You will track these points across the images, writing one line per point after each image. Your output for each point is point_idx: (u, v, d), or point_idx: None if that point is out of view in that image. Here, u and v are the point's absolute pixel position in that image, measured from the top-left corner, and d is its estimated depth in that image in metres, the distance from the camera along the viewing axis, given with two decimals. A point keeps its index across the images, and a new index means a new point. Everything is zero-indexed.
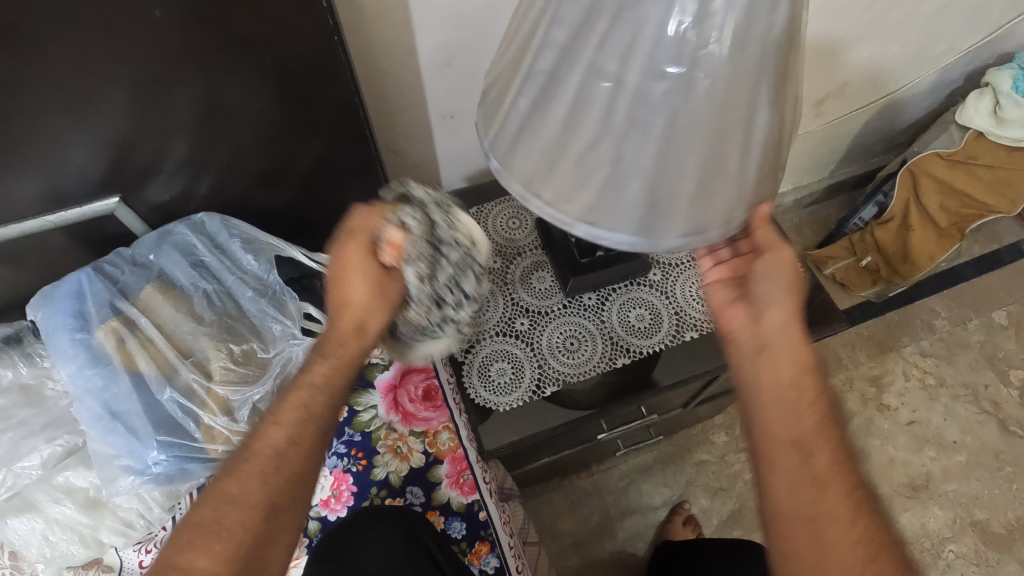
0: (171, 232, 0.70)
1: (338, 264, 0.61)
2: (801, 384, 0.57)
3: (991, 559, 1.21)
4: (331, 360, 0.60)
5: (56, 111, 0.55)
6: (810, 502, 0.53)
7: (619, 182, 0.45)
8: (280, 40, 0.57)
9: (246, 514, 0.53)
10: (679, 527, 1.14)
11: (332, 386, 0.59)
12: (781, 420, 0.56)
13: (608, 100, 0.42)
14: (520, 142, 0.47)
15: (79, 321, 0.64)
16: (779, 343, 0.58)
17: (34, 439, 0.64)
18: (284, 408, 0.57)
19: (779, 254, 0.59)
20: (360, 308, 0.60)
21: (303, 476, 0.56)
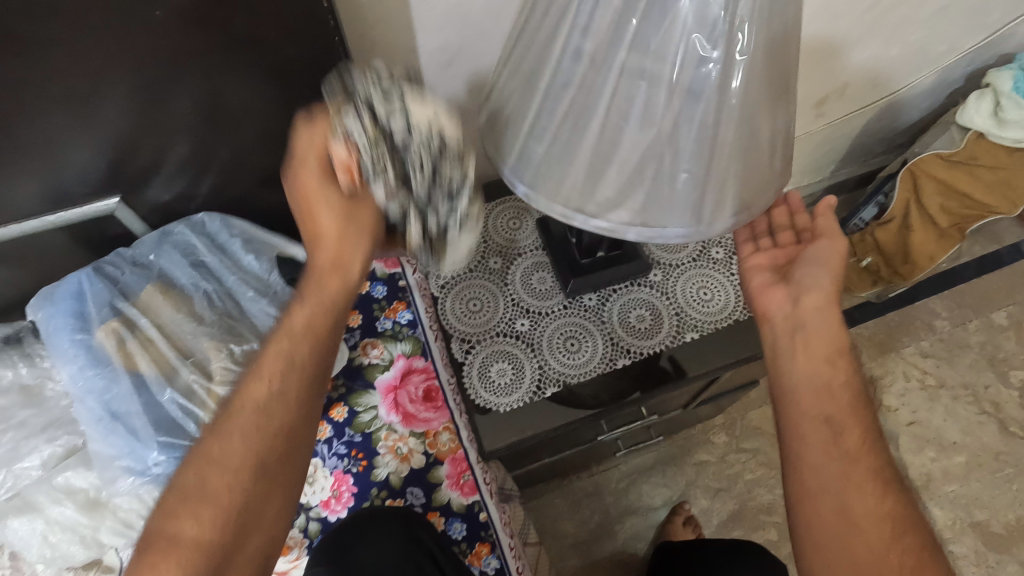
0: (171, 232, 0.72)
1: (302, 198, 0.58)
2: (834, 366, 0.62)
3: (991, 559, 1.21)
4: (310, 301, 0.60)
5: (58, 112, 0.55)
6: (838, 477, 0.58)
7: (668, 180, 0.47)
8: (282, 39, 0.57)
9: (232, 473, 0.56)
10: (680, 527, 1.14)
11: (312, 336, 0.60)
12: (812, 399, 0.61)
13: (642, 109, 0.43)
14: (554, 162, 0.49)
15: (79, 322, 0.65)
16: (818, 322, 0.64)
17: (34, 439, 0.65)
18: (263, 364, 0.59)
19: (829, 245, 0.67)
20: (333, 238, 0.58)
21: (285, 431, 0.58)
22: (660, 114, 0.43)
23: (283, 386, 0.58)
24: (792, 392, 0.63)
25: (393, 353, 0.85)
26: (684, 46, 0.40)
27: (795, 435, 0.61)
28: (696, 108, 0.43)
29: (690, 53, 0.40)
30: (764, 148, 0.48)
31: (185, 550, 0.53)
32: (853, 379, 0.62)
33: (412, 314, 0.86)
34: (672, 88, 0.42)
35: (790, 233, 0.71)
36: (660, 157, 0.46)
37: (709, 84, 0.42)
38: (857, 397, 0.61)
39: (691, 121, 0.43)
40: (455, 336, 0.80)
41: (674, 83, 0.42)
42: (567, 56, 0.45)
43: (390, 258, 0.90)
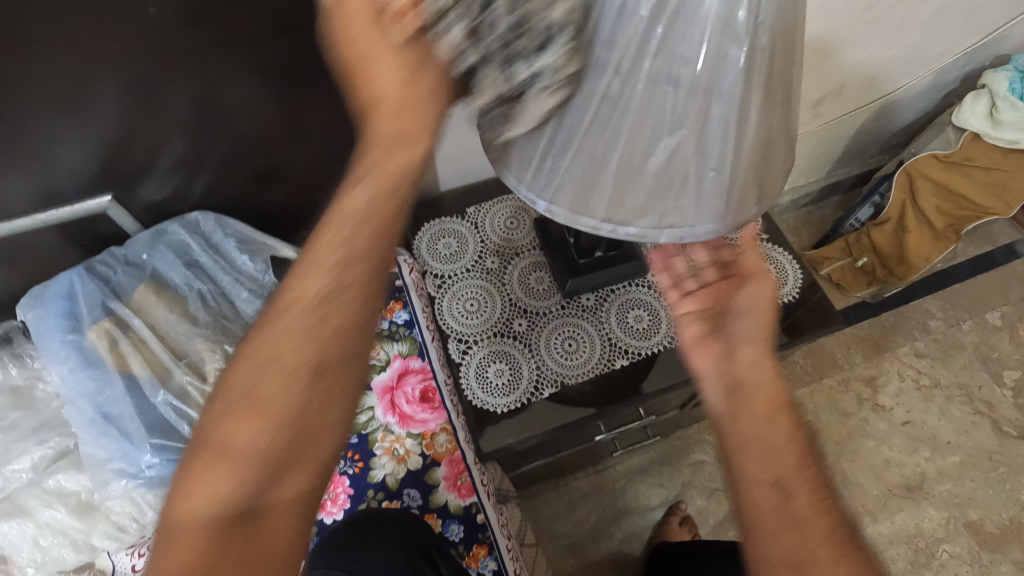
0: (165, 231, 0.70)
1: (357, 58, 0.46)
2: (778, 420, 0.53)
3: (985, 559, 1.21)
4: (370, 179, 0.45)
5: (49, 109, 0.54)
6: (791, 549, 0.48)
7: (695, 182, 0.45)
8: (277, 36, 0.56)
9: (288, 377, 0.44)
10: (676, 526, 1.13)
11: (378, 215, 0.45)
12: (756, 462, 0.51)
13: (667, 115, 0.41)
14: (575, 176, 0.46)
15: (71, 323, 0.64)
16: (755, 378, 0.55)
17: (26, 442, 0.64)
18: (319, 249, 0.45)
19: (755, 289, 0.58)
20: (392, 108, 0.45)
21: (351, 332, 0.46)
22: (687, 118, 0.41)
23: (344, 279, 0.45)
24: (733, 451, 0.52)
25: (390, 353, 0.83)
26: (715, 47, 0.38)
27: (741, 505, 0.50)
28: (721, 109, 0.41)
29: (716, 53, 0.39)
30: (779, 142, 0.47)
31: (234, 462, 0.44)
32: (798, 431, 0.53)
33: (409, 315, 0.85)
34: (698, 91, 0.40)
35: (715, 268, 0.60)
36: (687, 160, 0.44)
37: (735, 83, 0.40)
38: (801, 450, 0.52)
39: (716, 122, 0.42)
40: (452, 336, 0.79)
41: (700, 86, 0.40)
42: (587, 61, 0.41)
43: None
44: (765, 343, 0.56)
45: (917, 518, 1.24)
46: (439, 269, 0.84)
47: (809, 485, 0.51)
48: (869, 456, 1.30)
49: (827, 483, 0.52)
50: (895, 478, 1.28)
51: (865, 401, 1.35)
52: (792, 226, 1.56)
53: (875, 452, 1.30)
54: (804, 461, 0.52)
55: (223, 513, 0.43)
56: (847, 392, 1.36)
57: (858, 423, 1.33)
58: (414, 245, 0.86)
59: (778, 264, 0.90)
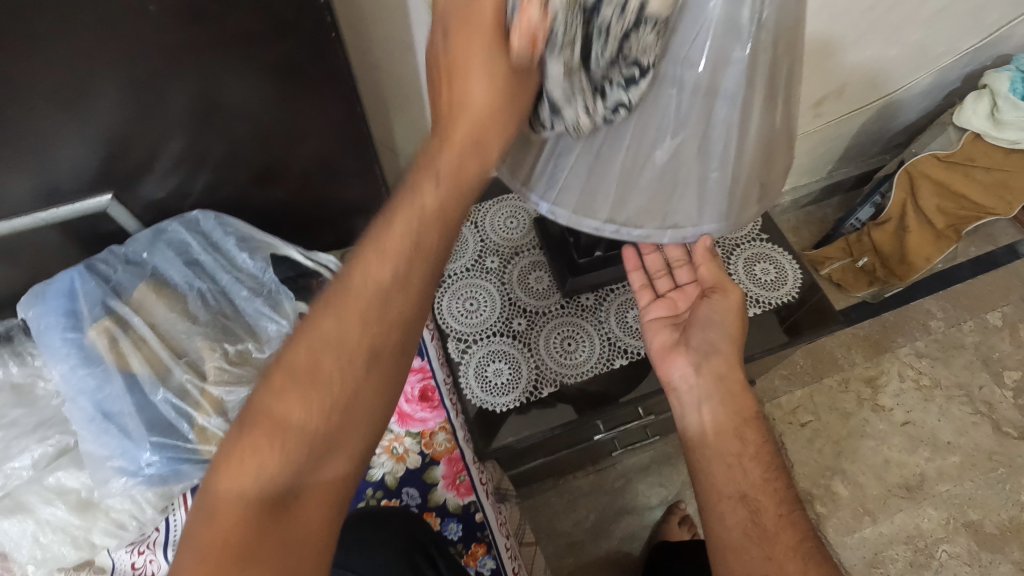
0: (166, 230, 0.69)
1: (448, 53, 0.41)
2: (747, 439, 0.62)
3: (984, 559, 1.21)
4: (445, 180, 0.43)
5: (50, 106, 0.55)
6: (759, 557, 0.55)
7: (699, 182, 0.45)
8: (276, 37, 0.56)
9: (346, 358, 0.45)
10: (675, 526, 1.14)
11: (450, 211, 0.44)
12: (725, 478, 0.60)
13: (672, 119, 0.41)
14: (580, 178, 0.46)
15: (71, 321, 0.64)
16: (724, 387, 0.64)
17: (26, 439, 0.64)
18: (386, 235, 0.44)
19: (724, 298, 0.66)
20: (478, 117, 0.41)
21: (409, 321, 0.46)
22: (692, 122, 0.41)
23: (412, 274, 0.44)
24: (705, 470, 0.62)
25: None
26: (716, 51, 0.38)
27: (714, 519, 0.60)
28: (725, 112, 0.41)
29: (721, 57, 0.38)
30: (779, 139, 0.47)
31: (283, 441, 0.44)
32: (769, 452, 0.62)
33: None
34: (702, 96, 0.40)
35: (687, 271, 0.71)
36: (690, 162, 0.44)
37: (739, 86, 0.40)
38: (772, 468, 0.60)
39: (720, 125, 0.42)
40: (452, 335, 0.79)
41: (706, 89, 0.39)
42: None
43: None
44: (733, 351, 0.65)
45: (917, 518, 1.24)
46: None
47: (777, 501, 0.58)
48: (869, 456, 1.30)
49: (798, 501, 0.59)
50: (895, 478, 1.28)
51: (865, 401, 1.35)
52: (793, 225, 1.56)
53: (875, 452, 1.30)
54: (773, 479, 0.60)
55: (267, 488, 0.44)
56: (847, 392, 1.36)
57: (858, 423, 1.33)
58: None
59: (777, 265, 0.91)
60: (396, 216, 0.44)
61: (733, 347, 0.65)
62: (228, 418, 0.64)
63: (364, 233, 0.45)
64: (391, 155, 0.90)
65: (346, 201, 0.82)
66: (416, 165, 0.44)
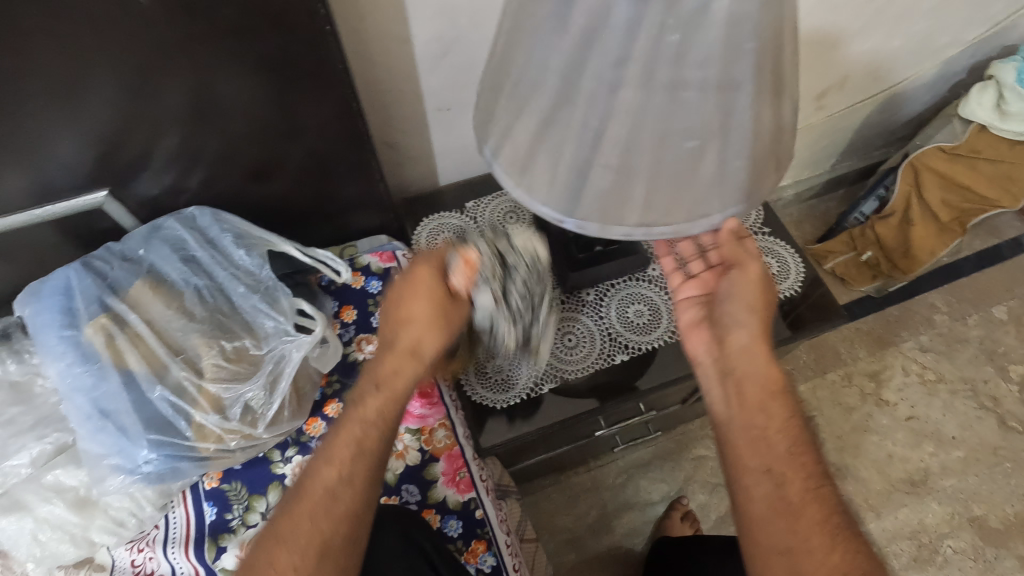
0: (161, 226, 0.69)
1: (401, 286, 0.62)
2: (774, 410, 0.59)
3: (989, 554, 1.21)
4: (385, 392, 0.60)
5: (41, 102, 0.54)
6: (782, 531, 0.53)
7: (730, 165, 0.43)
8: (271, 31, 0.56)
9: (299, 554, 0.53)
10: (678, 522, 1.13)
11: (386, 415, 0.60)
12: (750, 450, 0.57)
13: (696, 104, 0.39)
14: (602, 191, 0.44)
15: (68, 319, 0.62)
16: (745, 362, 0.62)
17: (23, 437, 0.63)
18: (336, 446, 0.58)
19: (744, 271, 0.64)
20: (418, 329, 0.62)
21: (360, 516, 0.56)
22: (715, 101, 0.39)
23: (353, 471, 0.56)
24: (731, 443, 0.59)
25: None
26: (733, 22, 0.36)
27: (740, 491, 0.56)
28: (748, 85, 0.40)
29: (716, 45, 0.37)
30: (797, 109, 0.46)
31: None
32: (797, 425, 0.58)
33: None
34: (721, 79, 0.39)
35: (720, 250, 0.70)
36: (720, 146, 0.42)
37: (757, 55, 0.39)
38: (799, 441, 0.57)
39: (746, 97, 0.40)
40: None
41: (725, 62, 0.38)
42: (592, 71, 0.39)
43: (384, 252, 0.86)
44: (757, 323, 0.63)
45: (921, 513, 1.24)
46: None
47: (806, 475, 0.55)
48: (872, 451, 1.29)
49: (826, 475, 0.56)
50: (898, 473, 1.27)
51: (869, 396, 1.34)
52: (795, 219, 1.55)
53: (878, 447, 1.30)
54: (801, 452, 0.57)
55: None
56: (851, 387, 1.35)
57: (861, 418, 1.32)
58: (413, 240, 0.87)
59: (780, 259, 0.89)
60: (343, 428, 0.59)
61: (757, 318, 0.63)
62: (226, 416, 0.63)
63: (317, 452, 0.59)
64: (388, 151, 0.89)
65: (343, 197, 0.81)
66: (358, 389, 0.61)
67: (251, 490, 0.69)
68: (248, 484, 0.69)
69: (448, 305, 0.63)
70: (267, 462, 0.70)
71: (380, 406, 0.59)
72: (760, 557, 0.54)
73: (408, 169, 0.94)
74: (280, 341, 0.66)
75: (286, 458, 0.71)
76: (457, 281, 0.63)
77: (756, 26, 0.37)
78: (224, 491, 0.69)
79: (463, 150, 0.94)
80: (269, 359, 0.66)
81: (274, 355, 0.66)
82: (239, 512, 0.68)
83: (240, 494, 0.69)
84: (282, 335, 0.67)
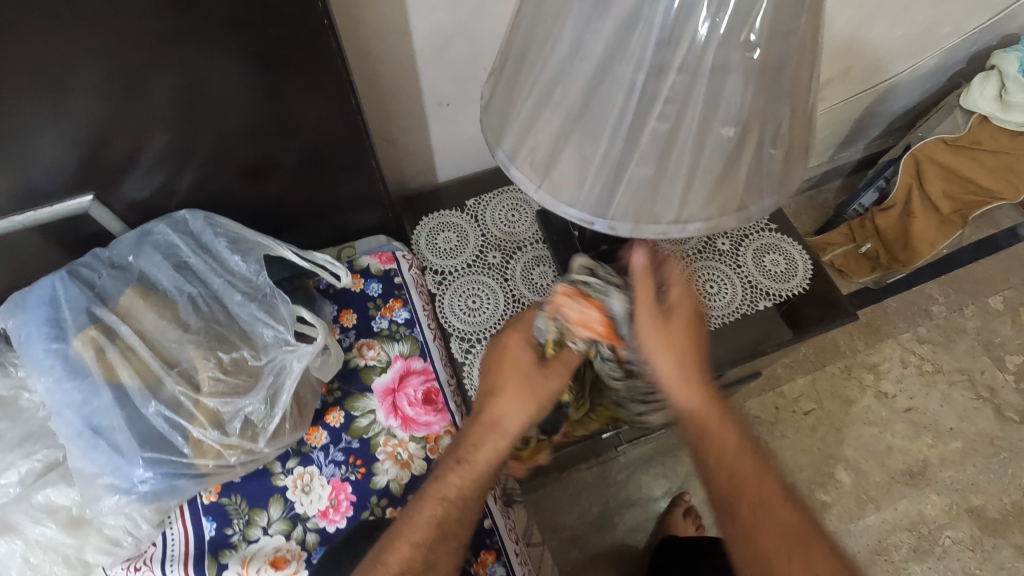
0: (152, 232, 0.65)
1: (499, 353, 0.61)
2: (763, 501, 0.55)
3: (987, 544, 1.22)
4: (464, 469, 0.58)
5: (22, 98, 0.51)
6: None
7: (760, 161, 0.47)
8: (285, 38, 0.55)
9: None
10: (679, 518, 1.13)
11: (468, 491, 0.57)
12: (752, 563, 0.53)
13: (733, 106, 0.43)
14: (635, 191, 0.48)
15: (55, 330, 0.59)
16: (709, 414, 0.57)
17: (11, 455, 0.61)
18: (413, 526, 0.56)
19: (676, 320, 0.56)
20: (509, 400, 0.58)
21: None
22: (752, 106, 0.43)
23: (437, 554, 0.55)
24: (740, 551, 0.54)
25: (390, 354, 0.77)
26: (771, 30, 0.40)
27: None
28: (782, 88, 0.43)
29: (739, 50, 0.40)
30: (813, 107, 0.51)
31: None
32: (797, 509, 0.55)
33: (409, 313, 0.80)
34: (744, 81, 0.41)
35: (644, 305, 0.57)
36: (750, 146, 0.46)
37: (790, 62, 0.42)
38: (802, 531, 0.53)
39: (780, 101, 0.44)
40: (455, 335, 0.76)
41: (763, 69, 0.41)
42: (619, 83, 0.43)
43: (383, 254, 0.84)
44: (698, 393, 0.57)
45: (920, 504, 1.24)
46: (438, 265, 0.82)
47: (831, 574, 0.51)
48: (872, 443, 1.30)
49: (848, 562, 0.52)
50: (898, 465, 1.28)
51: (868, 388, 1.34)
52: (794, 211, 1.54)
53: (877, 440, 1.30)
54: (811, 538, 0.53)
55: None
56: (850, 379, 1.35)
57: (861, 410, 1.32)
58: (413, 240, 0.84)
59: (787, 255, 0.87)
60: (422, 505, 0.57)
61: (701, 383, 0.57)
62: (225, 430, 0.61)
63: (392, 526, 0.58)
64: (386, 148, 0.86)
65: (341, 196, 0.78)
66: (435, 470, 0.59)
67: (252, 504, 0.67)
68: (248, 498, 0.67)
69: (545, 363, 0.59)
70: (267, 474, 0.68)
71: (459, 483, 0.57)
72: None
73: (407, 165, 0.91)
74: (280, 352, 0.64)
75: (287, 470, 0.68)
76: (572, 314, 0.55)
77: (792, 35, 0.41)
78: (224, 505, 0.66)
79: (463, 145, 0.91)
80: (269, 371, 0.64)
81: (274, 366, 0.64)
82: (240, 527, 0.66)
83: (241, 508, 0.66)
84: (281, 346, 0.64)
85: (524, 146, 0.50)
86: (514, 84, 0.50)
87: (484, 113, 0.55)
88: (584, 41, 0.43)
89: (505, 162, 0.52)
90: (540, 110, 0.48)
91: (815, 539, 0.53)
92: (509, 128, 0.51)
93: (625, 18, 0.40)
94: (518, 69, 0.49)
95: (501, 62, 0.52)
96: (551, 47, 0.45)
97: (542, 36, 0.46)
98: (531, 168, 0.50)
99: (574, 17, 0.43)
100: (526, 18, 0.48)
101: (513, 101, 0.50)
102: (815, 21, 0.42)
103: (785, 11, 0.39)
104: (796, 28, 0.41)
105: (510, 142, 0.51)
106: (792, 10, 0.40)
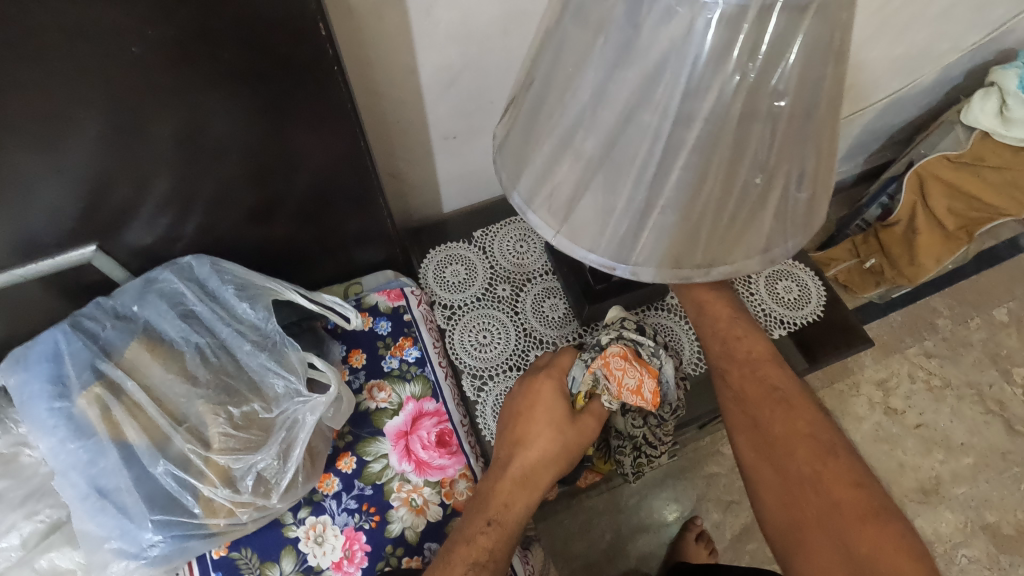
0: (157, 279, 0.64)
1: (526, 401, 0.64)
2: (753, 364, 0.63)
3: (1003, 562, 1.19)
4: (495, 528, 0.57)
5: (19, 152, 0.49)
6: (808, 514, 0.54)
7: (786, 204, 0.46)
8: (294, 83, 0.53)
9: None
10: (692, 543, 1.10)
11: (498, 552, 0.56)
12: (742, 412, 0.61)
13: (761, 152, 0.41)
14: (660, 237, 0.46)
15: (57, 388, 0.58)
16: (720, 312, 0.65)
17: (13, 516, 0.62)
18: None
19: None
20: (540, 451, 0.61)
21: None
22: (779, 151, 0.42)
23: None
24: (732, 404, 0.62)
25: (401, 395, 0.76)
26: (800, 78, 0.39)
27: (750, 459, 0.59)
28: (808, 134, 0.42)
29: (770, 98, 0.39)
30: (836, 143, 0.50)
31: None
32: (785, 370, 0.63)
33: (420, 352, 0.79)
34: (774, 128, 0.40)
35: None
36: (778, 191, 0.45)
37: (818, 108, 0.42)
38: (788, 386, 0.61)
39: (807, 146, 0.43)
40: (467, 372, 0.76)
41: (792, 117, 0.40)
42: (643, 133, 0.41)
43: (392, 290, 0.82)
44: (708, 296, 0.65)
45: (934, 523, 1.22)
46: (446, 299, 0.81)
47: (810, 422, 0.59)
48: (884, 461, 1.27)
49: (826, 417, 0.60)
50: (911, 483, 1.25)
51: (878, 404, 1.32)
52: None
53: (890, 457, 1.27)
54: (793, 392, 0.61)
55: None
56: (859, 395, 1.33)
57: (872, 427, 1.30)
58: (421, 274, 0.83)
59: (799, 282, 0.88)
60: (453, 566, 0.55)
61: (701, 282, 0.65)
62: (236, 488, 0.60)
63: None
64: (391, 181, 0.85)
65: (346, 232, 0.77)
66: (461, 530, 0.58)
67: (263, 558, 0.65)
68: (259, 551, 0.65)
69: (577, 416, 0.64)
70: (278, 526, 0.66)
71: (490, 544, 0.56)
72: (767, 444, 0.58)
73: (412, 197, 0.90)
74: (292, 403, 0.62)
75: (299, 520, 0.67)
76: (627, 376, 0.63)
77: (821, 82, 0.40)
78: (234, 559, 0.64)
79: (468, 175, 0.90)
80: (281, 425, 0.62)
81: (286, 420, 0.62)
82: None
83: (252, 562, 0.64)
84: (293, 396, 0.63)
85: (543, 190, 0.48)
86: (531, 127, 0.49)
87: (499, 154, 0.53)
88: (608, 89, 0.41)
89: (522, 206, 0.50)
90: (559, 156, 0.46)
91: (795, 393, 0.61)
92: (526, 171, 0.49)
93: (652, 67, 0.39)
94: (536, 113, 0.48)
95: (518, 102, 0.51)
96: (572, 93, 0.44)
97: (563, 81, 0.45)
98: (550, 213, 0.49)
99: (597, 64, 0.42)
100: (545, 62, 0.47)
101: (530, 145, 0.49)
102: (840, 68, 0.42)
103: (813, 59, 0.38)
104: (823, 76, 0.40)
105: (527, 185, 0.49)
106: (821, 57, 0.39)
